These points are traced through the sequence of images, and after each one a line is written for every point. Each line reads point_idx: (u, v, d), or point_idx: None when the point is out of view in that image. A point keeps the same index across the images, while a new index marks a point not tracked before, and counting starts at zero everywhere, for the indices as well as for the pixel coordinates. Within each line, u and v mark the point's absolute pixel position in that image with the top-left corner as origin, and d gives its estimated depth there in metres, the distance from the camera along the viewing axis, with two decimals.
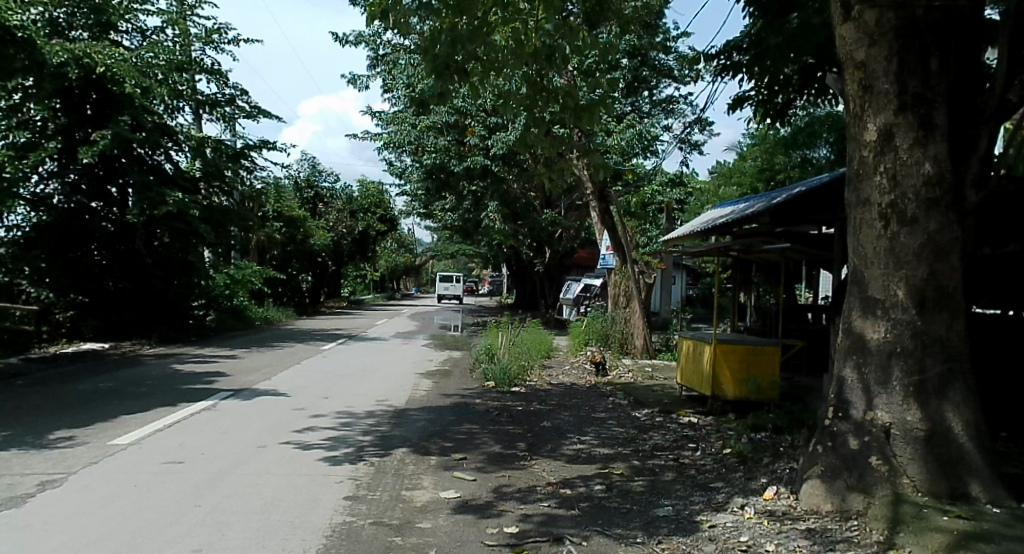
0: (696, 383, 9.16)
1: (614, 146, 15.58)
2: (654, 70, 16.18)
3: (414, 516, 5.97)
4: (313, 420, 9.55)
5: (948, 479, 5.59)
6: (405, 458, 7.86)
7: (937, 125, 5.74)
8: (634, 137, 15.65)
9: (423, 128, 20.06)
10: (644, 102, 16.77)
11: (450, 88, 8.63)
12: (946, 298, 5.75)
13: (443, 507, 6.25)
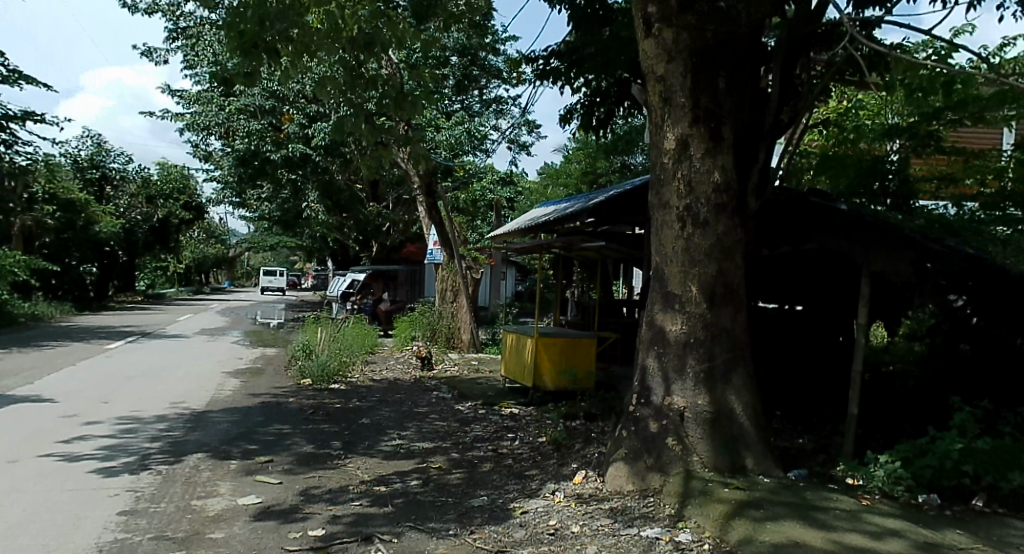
0: (518, 374, 9.59)
1: (442, 142, 16.00)
2: (484, 70, 16.34)
3: (204, 527, 5.63)
4: (87, 429, 8.74)
5: (730, 455, 6.30)
6: (198, 465, 7.43)
7: (724, 138, 6.46)
8: (463, 134, 16.19)
9: (233, 110, 19.08)
10: (474, 101, 17.17)
11: (260, 69, 8.28)
12: (730, 294, 6.49)
13: (240, 515, 5.96)
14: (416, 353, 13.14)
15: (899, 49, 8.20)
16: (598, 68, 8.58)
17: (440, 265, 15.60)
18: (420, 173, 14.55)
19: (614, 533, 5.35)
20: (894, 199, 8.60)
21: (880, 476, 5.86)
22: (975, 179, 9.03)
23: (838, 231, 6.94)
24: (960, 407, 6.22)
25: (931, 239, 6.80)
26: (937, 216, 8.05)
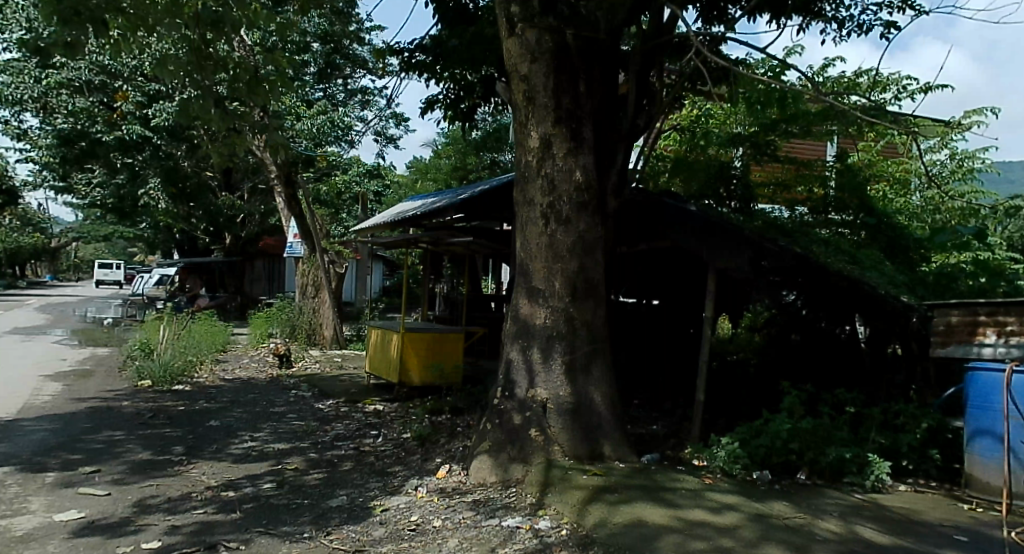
0: (384, 370, 9.44)
1: (303, 132, 15.52)
2: (348, 59, 15.99)
3: (13, 548, 4.79)
4: None
5: (588, 443, 5.96)
6: (4, 479, 6.57)
7: (584, 138, 6.26)
8: (328, 124, 15.52)
9: (53, 85, 17.42)
10: (338, 91, 16.29)
11: (81, 39, 7.19)
12: (591, 289, 6.22)
13: (58, 533, 5.12)
14: (273, 350, 12.63)
15: (742, 66, 8.89)
16: (461, 61, 8.55)
17: (301, 259, 15.18)
18: (278, 163, 14.02)
19: (475, 524, 4.86)
20: (738, 201, 9.32)
21: (721, 455, 5.64)
22: (804, 188, 10.06)
23: (688, 231, 7.23)
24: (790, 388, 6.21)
25: (766, 238, 7.17)
26: (773, 218, 8.81)
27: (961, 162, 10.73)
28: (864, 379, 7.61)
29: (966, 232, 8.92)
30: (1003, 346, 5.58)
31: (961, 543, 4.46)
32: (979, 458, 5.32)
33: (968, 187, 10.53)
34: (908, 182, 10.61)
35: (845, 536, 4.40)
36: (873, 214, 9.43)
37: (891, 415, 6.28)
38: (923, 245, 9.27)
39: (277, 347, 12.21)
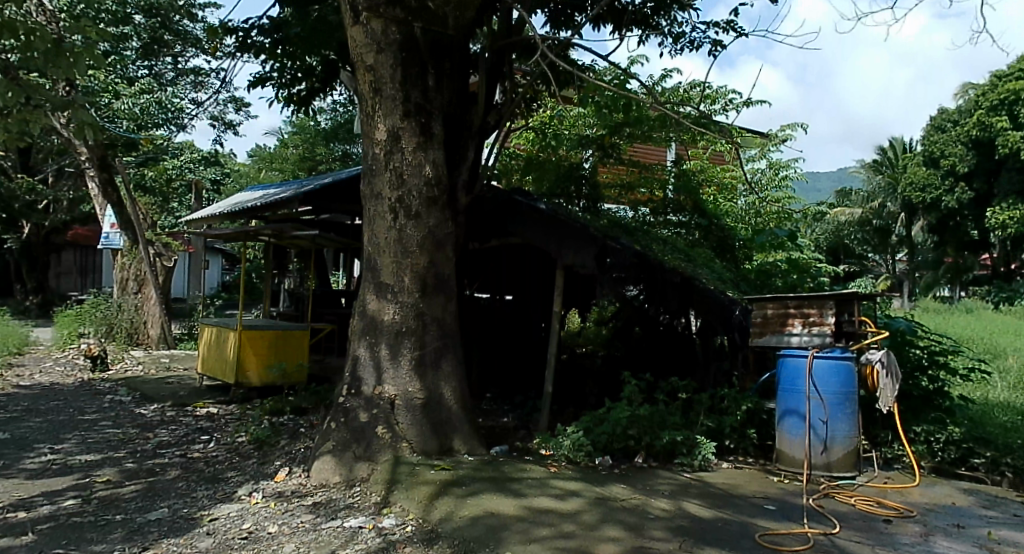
0: (219, 371, 8.94)
1: (122, 112, 14.47)
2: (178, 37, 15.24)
3: None
4: None
5: (438, 438, 5.87)
6: None
7: (434, 133, 6.14)
8: (153, 104, 14.94)
9: None
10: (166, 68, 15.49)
11: None
12: (441, 284, 6.13)
13: None
14: (85, 351, 11.61)
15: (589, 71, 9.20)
16: (303, 46, 8.26)
17: (120, 251, 14.04)
18: (90, 144, 12.86)
19: (315, 527, 4.67)
20: (586, 201, 9.49)
21: (566, 444, 5.80)
22: (647, 189, 10.26)
23: (536, 227, 7.45)
24: (630, 377, 6.46)
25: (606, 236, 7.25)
26: (617, 217, 9.17)
27: (776, 171, 11.52)
28: (693, 367, 7.80)
29: (779, 234, 9.96)
30: (806, 335, 6.04)
31: (771, 512, 4.81)
32: (787, 434, 5.82)
33: (782, 193, 11.41)
34: (733, 188, 11.28)
35: (674, 512, 4.63)
36: (706, 217, 10.05)
37: (717, 398, 6.59)
38: (744, 245, 10.20)
39: (89, 348, 11.28)
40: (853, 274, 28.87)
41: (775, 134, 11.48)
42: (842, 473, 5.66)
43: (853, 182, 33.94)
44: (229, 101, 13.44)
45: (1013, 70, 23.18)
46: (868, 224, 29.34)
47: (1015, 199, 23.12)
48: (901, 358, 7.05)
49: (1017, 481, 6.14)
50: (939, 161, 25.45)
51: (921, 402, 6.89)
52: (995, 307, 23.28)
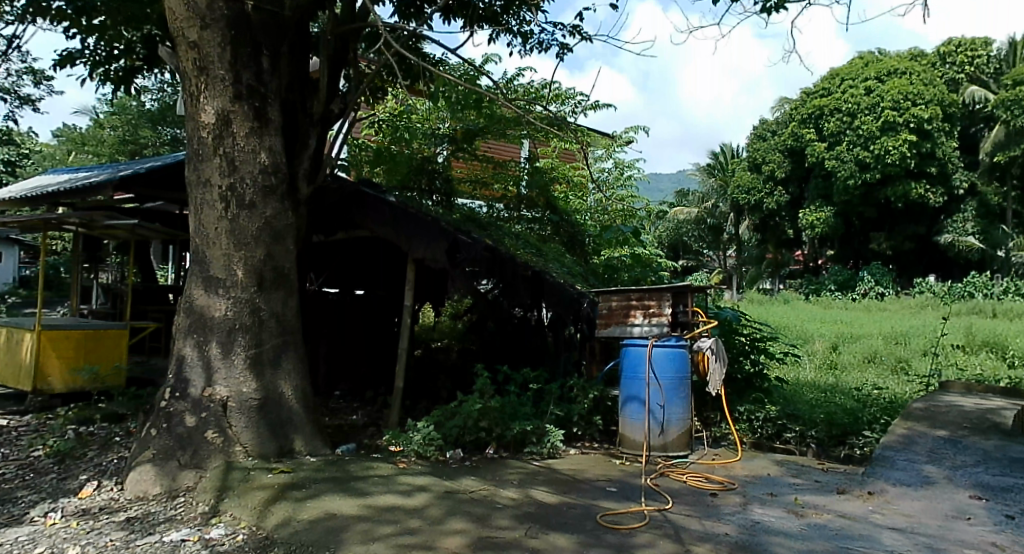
0: (12, 377, 8.07)
1: None
2: None
3: None
4: None
5: (276, 439, 5.51)
6: None
7: (269, 119, 5.75)
8: None
9: None
10: None
11: None
12: (281, 279, 5.77)
13: None
14: None
15: (440, 65, 8.97)
16: (117, 17, 7.58)
17: None
18: None
19: (128, 546, 4.22)
20: (438, 195, 9.28)
21: (416, 439, 5.62)
22: (500, 186, 10.23)
23: (387, 220, 7.16)
24: (481, 370, 6.36)
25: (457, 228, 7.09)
26: (470, 211, 9.06)
27: (622, 170, 11.87)
28: (541, 358, 7.70)
29: (625, 230, 10.08)
30: (648, 326, 6.19)
31: (611, 492, 4.85)
32: (628, 419, 5.90)
33: (625, 193, 11.67)
34: (583, 186, 11.29)
35: (523, 501, 4.55)
36: (557, 213, 10.12)
37: (566, 388, 6.63)
38: (594, 241, 10.30)
39: None
40: (691, 270, 31.83)
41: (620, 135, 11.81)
42: (678, 453, 5.81)
43: (688, 184, 35.82)
44: (26, 73, 12.24)
45: (821, 88, 25.88)
46: (702, 223, 31.03)
47: (822, 202, 25.33)
48: (728, 345, 7.41)
49: (819, 451, 6.62)
50: (760, 167, 27.15)
51: (744, 384, 7.39)
52: (807, 297, 25.28)
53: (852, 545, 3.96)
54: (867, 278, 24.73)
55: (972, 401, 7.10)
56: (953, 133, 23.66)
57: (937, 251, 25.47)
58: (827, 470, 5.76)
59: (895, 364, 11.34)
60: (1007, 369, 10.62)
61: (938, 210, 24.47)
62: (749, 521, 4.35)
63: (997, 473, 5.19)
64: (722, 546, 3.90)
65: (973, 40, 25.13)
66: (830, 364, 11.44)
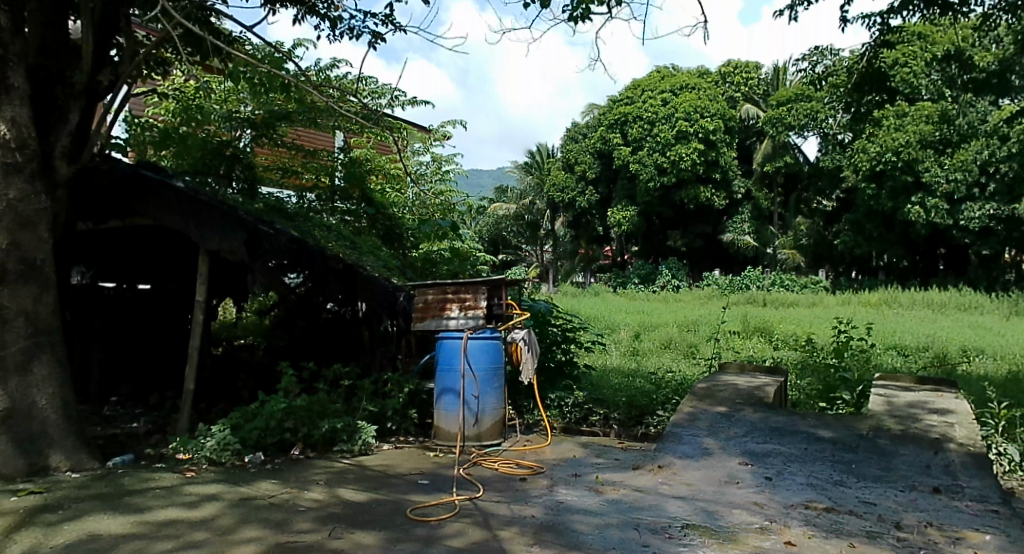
0: None
1: None
2: None
3: None
4: None
5: (26, 455, 4.85)
6: None
7: (11, 86, 5.05)
8: None
9: None
10: None
11: None
12: (33, 272, 5.05)
13: None
14: None
15: (235, 43, 8.18)
16: None
17: None
18: None
19: None
20: (239, 183, 8.78)
21: (208, 445, 5.17)
22: (311, 175, 9.72)
23: (172, 209, 6.37)
24: (286, 367, 5.88)
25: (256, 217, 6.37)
26: (276, 202, 8.52)
27: (439, 164, 11.71)
28: (358, 354, 7.31)
29: (442, 224, 9.53)
30: (464, 318, 6.01)
31: (421, 486, 4.69)
32: (442, 411, 5.78)
33: (442, 187, 11.49)
34: (400, 178, 10.94)
35: (326, 501, 4.29)
36: (373, 205, 9.75)
37: (379, 383, 6.40)
38: (412, 233, 10.03)
39: None
40: (509, 266, 32.87)
41: (436, 129, 11.68)
42: (491, 441, 5.77)
43: (508, 182, 36.66)
44: None
45: (625, 96, 27.31)
46: (520, 218, 31.80)
47: (627, 202, 26.84)
48: (541, 335, 7.44)
49: (620, 431, 7.00)
50: (574, 166, 28.20)
51: (555, 372, 7.53)
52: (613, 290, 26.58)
53: (642, 515, 4.44)
54: (665, 273, 26.46)
55: (746, 379, 7.57)
56: (733, 144, 25.69)
57: (723, 249, 27.64)
58: (626, 449, 6.18)
59: (686, 349, 12.12)
60: (776, 350, 11.71)
61: (721, 212, 26.64)
62: (554, 502, 4.63)
63: (760, 441, 5.86)
64: (527, 528, 4.10)
65: (746, 64, 27.53)
66: (632, 350, 12.04)
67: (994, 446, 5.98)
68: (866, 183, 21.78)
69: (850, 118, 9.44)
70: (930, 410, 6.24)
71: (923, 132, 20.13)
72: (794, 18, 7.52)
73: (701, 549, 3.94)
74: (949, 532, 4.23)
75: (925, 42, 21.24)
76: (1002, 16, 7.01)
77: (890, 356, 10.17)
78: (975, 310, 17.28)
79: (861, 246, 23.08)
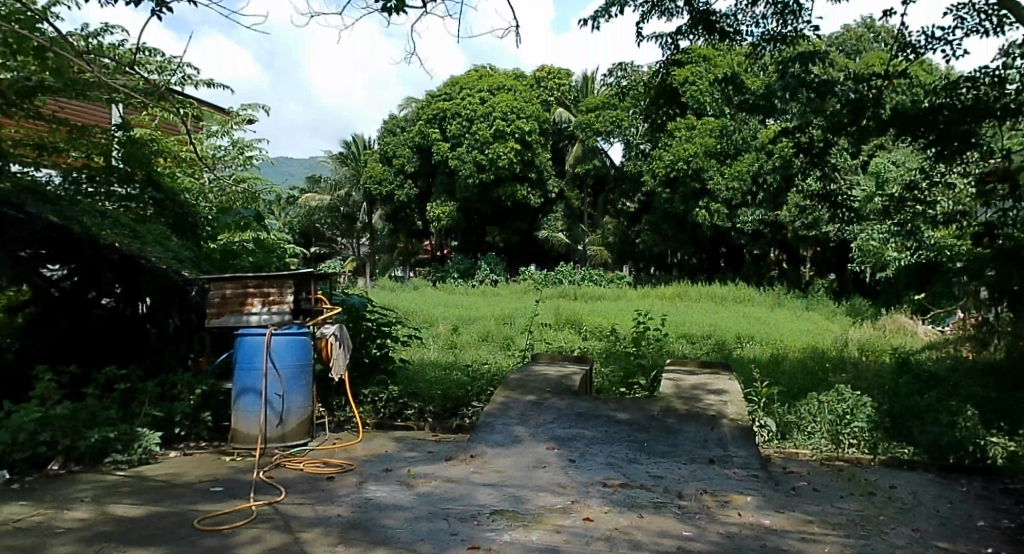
0: None
1: None
2: None
3: None
4: None
5: None
6: None
7: None
8: None
9: None
10: None
11: None
12: None
13: None
14: None
15: None
16: None
17: None
18: None
19: None
20: None
21: None
22: (80, 153, 8.19)
23: None
24: (45, 373, 5.27)
25: (3, 201, 5.89)
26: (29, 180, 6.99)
27: (241, 149, 11.02)
28: (144, 356, 6.59)
29: (246, 213, 8.80)
30: (267, 314, 5.63)
31: (213, 493, 4.38)
32: (240, 412, 5.40)
33: (245, 173, 10.90)
34: (193, 162, 9.97)
35: (98, 518, 3.88)
36: (160, 190, 8.45)
37: (167, 385, 5.90)
38: (212, 226, 8.87)
39: None
40: (322, 259, 32.02)
41: (237, 112, 11.02)
42: (296, 442, 5.49)
43: (323, 172, 35.58)
44: None
45: (443, 92, 27.40)
46: (335, 210, 30.87)
47: (446, 197, 26.89)
48: (354, 330, 7.19)
49: (434, 424, 6.88)
50: (391, 159, 27.92)
51: (370, 367, 7.29)
52: (432, 284, 26.57)
53: (451, 505, 4.41)
54: (483, 268, 26.86)
55: (555, 368, 7.80)
56: (547, 146, 26.63)
57: (538, 245, 28.52)
58: (439, 441, 6.12)
59: (502, 342, 12.33)
60: (583, 340, 12.21)
61: (537, 210, 27.45)
62: (361, 499, 4.48)
63: (566, 425, 6.05)
64: (331, 528, 3.93)
65: (559, 70, 28.49)
66: (450, 344, 12.06)
67: (757, 418, 6.60)
68: (662, 188, 23.32)
69: (651, 127, 10.00)
70: (710, 391, 6.73)
71: (707, 145, 22.13)
72: (597, 29, 7.77)
73: (506, 532, 3.99)
74: (720, 497, 4.67)
75: (708, 65, 22.64)
76: (769, 47, 7.69)
77: (680, 344, 10.94)
78: (748, 302, 19.05)
79: (658, 245, 24.70)
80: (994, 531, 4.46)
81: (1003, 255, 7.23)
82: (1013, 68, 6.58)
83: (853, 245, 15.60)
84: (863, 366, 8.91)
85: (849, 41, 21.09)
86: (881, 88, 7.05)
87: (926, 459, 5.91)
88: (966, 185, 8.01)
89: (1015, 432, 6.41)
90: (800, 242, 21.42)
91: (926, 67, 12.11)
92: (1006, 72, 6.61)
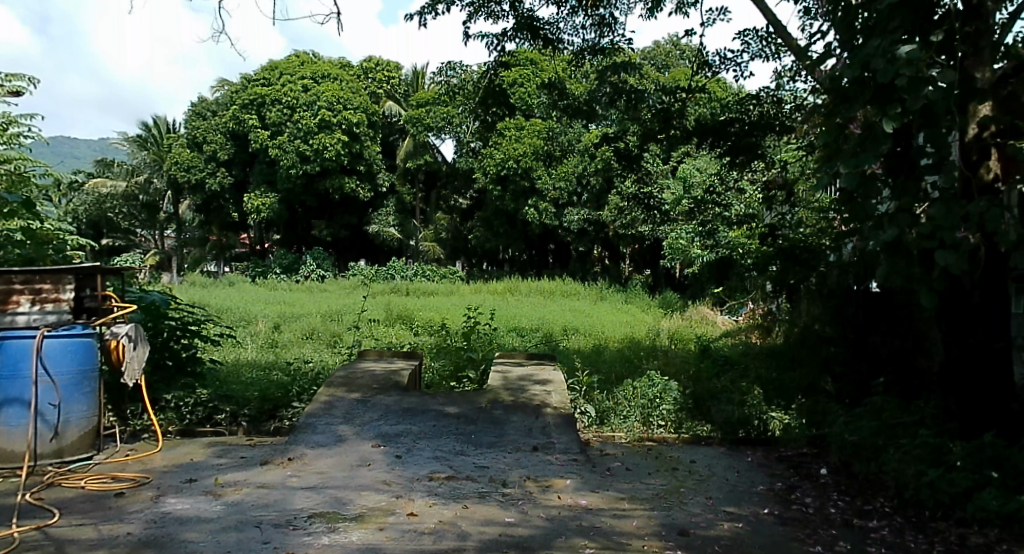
0: None
1: None
2: None
3: None
4: None
5: None
6: None
7: None
8: None
9: None
10: None
11: None
12: None
13: None
14: None
15: None
16: None
17: None
18: None
19: None
20: None
21: None
22: None
23: None
24: None
25: None
26: None
27: (4, 125, 9.75)
28: None
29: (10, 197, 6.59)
30: (39, 313, 4.86)
31: None
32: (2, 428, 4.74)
33: (9, 151, 9.59)
34: None
35: None
36: None
37: None
38: None
39: None
40: (117, 253, 29.42)
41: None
42: (77, 456, 4.97)
43: (119, 157, 32.62)
44: None
45: (260, 77, 26.02)
46: (133, 199, 28.52)
47: (266, 186, 25.63)
48: (154, 331, 6.54)
49: (249, 428, 6.50)
50: (201, 145, 26.35)
51: (174, 371, 6.73)
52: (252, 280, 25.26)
53: (263, 513, 4.12)
54: (309, 263, 25.90)
55: (382, 365, 7.60)
56: (376, 139, 26.13)
57: (367, 240, 27.97)
58: (253, 445, 5.75)
59: (329, 339, 11.89)
60: (412, 336, 12.06)
61: (366, 203, 26.91)
62: (157, 514, 4.08)
63: (393, 422, 5.88)
64: (119, 548, 3.54)
65: (388, 64, 28.05)
66: (270, 343, 11.42)
67: (578, 406, 6.79)
68: (492, 186, 23.41)
69: (480, 127, 10.00)
70: (535, 382, 6.82)
71: (535, 147, 22.62)
72: (423, 25, 7.58)
73: (325, 535, 3.78)
74: (541, 482, 4.71)
75: (536, 69, 23.20)
76: (589, 58, 7.88)
77: (509, 337, 11.08)
78: (573, 296, 19.67)
79: (490, 241, 24.95)
80: (772, 494, 4.81)
81: (782, 253, 7.63)
82: (788, 90, 7.12)
83: (664, 243, 16.50)
84: (671, 354, 9.43)
85: (660, 56, 22.39)
86: (684, 101, 7.36)
87: (721, 436, 6.27)
88: (755, 191, 8.61)
89: (791, 405, 6.86)
90: (620, 240, 22.43)
91: (723, 83, 12.99)
92: (783, 93, 7.14)
